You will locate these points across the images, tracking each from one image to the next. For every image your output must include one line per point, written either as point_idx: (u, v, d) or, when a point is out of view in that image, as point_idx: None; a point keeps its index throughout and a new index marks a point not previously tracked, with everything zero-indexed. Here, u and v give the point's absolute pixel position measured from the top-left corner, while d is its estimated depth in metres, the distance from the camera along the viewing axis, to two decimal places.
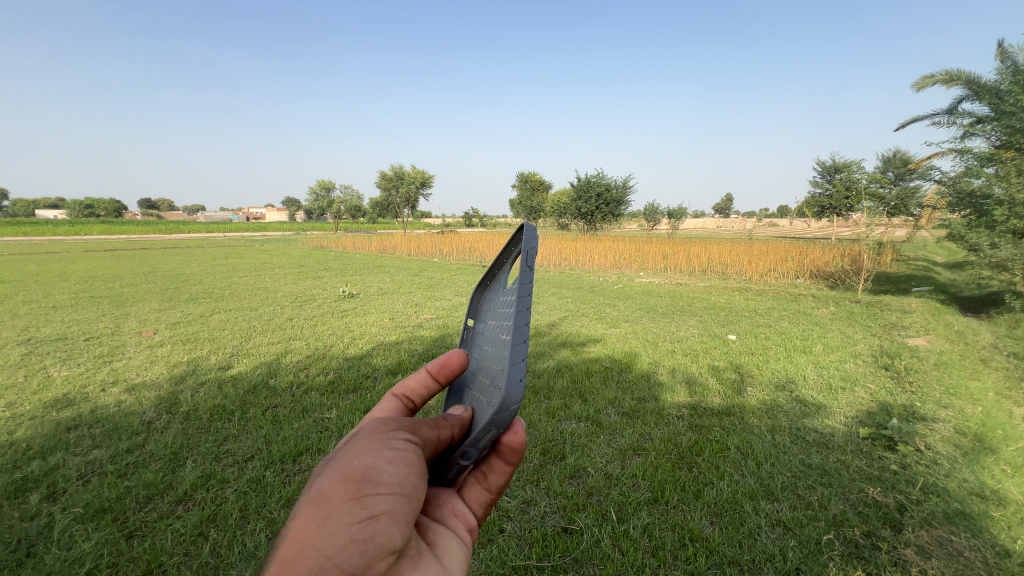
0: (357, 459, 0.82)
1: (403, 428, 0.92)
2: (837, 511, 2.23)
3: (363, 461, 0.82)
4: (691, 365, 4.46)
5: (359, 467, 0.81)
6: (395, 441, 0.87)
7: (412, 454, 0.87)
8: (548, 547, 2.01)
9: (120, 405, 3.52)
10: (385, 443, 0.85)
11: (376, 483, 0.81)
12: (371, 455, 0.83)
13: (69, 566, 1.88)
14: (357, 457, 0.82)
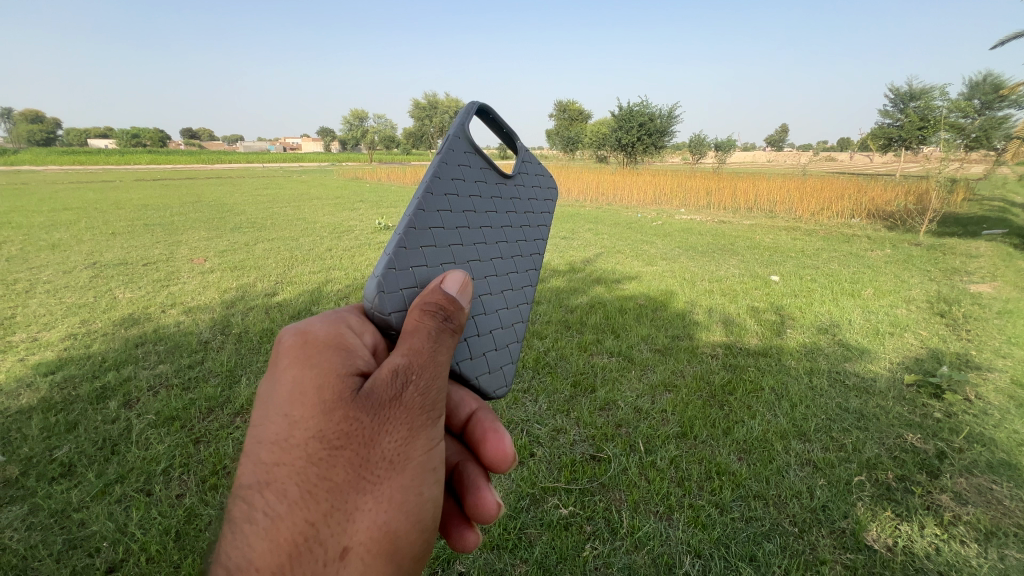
0: (423, 485, 0.73)
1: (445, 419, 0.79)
2: (871, 454, 2.21)
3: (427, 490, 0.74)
4: (729, 305, 4.37)
5: (429, 500, 0.74)
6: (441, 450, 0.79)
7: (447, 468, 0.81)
8: (577, 472, 2.09)
9: (179, 325, 3.80)
10: (435, 454, 0.76)
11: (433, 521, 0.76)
12: (430, 478, 0.74)
13: (149, 463, 2.12)
14: (419, 482, 0.72)
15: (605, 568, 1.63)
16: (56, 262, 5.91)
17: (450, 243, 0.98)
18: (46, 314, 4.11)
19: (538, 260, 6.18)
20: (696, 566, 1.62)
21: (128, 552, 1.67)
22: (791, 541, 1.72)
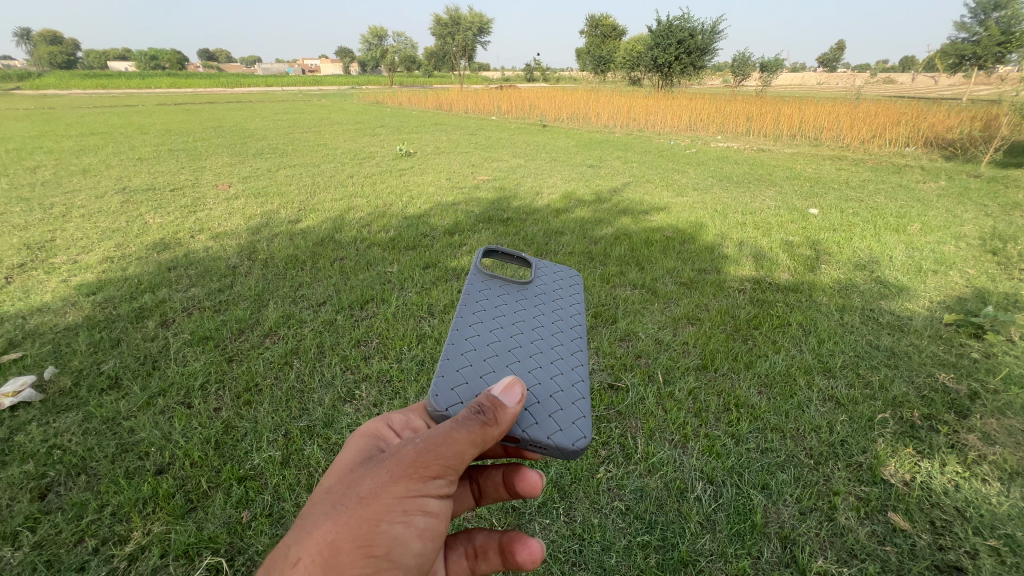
0: (382, 520, 0.86)
1: (431, 484, 0.91)
2: (898, 392, 2.16)
3: (388, 528, 0.86)
4: (761, 238, 4.17)
5: (386, 534, 0.86)
6: (425, 507, 0.90)
7: (428, 524, 0.91)
8: (594, 399, 2.12)
9: (208, 250, 3.88)
10: (411, 507, 0.89)
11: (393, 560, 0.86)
12: (397, 522, 0.87)
13: (187, 378, 2.25)
14: (384, 517, 0.86)
15: (618, 489, 1.68)
16: (88, 187, 6.02)
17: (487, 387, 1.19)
18: (83, 237, 4.25)
19: (563, 189, 5.96)
20: (707, 491, 1.66)
21: (174, 456, 1.81)
22: (805, 473, 1.73)
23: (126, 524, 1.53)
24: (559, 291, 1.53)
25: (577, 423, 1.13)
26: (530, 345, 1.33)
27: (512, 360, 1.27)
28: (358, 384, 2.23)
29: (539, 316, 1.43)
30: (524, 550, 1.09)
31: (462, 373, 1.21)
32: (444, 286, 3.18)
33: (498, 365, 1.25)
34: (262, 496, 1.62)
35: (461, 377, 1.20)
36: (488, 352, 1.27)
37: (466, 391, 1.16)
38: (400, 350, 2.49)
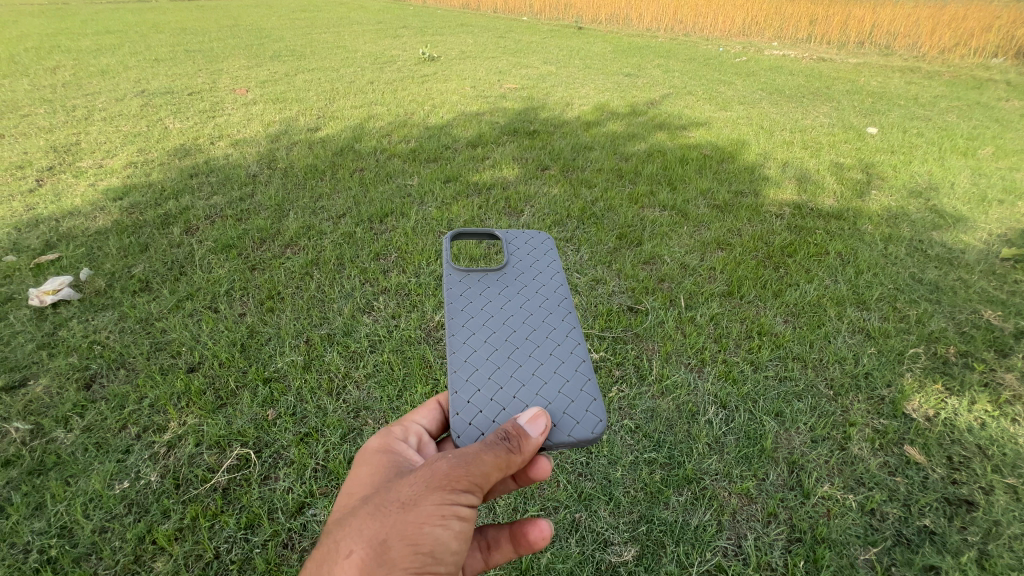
0: (425, 525, 0.87)
1: (469, 494, 0.91)
2: (936, 328, 2.04)
3: (430, 530, 0.87)
4: (808, 159, 3.83)
5: (429, 537, 0.87)
6: (461, 513, 0.91)
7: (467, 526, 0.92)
8: (612, 321, 2.09)
9: (228, 158, 3.81)
10: (450, 511, 0.89)
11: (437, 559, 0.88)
12: (437, 524, 0.88)
13: (213, 284, 2.30)
14: (424, 523, 0.87)
15: (629, 408, 1.69)
16: (108, 89, 5.90)
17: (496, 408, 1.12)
18: (106, 141, 4.22)
19: (595, 100, 5.53)
20: (719, 415, 1.66)
21: (203, 357, 1.90)
22: (822, 403, 1.70)
23: (163, 415, 1.64)
24: (534, 269, 1.42)
25: (590, 412, 1.10)
26: (528, 343, 1.25)
27: (514, 366, 1.19)
28: (376, 297, 2.24)
29: (524, 303, 1.34)
30: (534, 531, 1.06)
31: (474, 401, 1.13)
32: (464, 201, 3.08)
33: (503, 378, 1.17)
34: (285, 397, 1.70)
35: (475, 406, 1.12)
36: (491, 367, 1.19)
37: (483, 419, 1.10)
38: (418, 264, 2.47)
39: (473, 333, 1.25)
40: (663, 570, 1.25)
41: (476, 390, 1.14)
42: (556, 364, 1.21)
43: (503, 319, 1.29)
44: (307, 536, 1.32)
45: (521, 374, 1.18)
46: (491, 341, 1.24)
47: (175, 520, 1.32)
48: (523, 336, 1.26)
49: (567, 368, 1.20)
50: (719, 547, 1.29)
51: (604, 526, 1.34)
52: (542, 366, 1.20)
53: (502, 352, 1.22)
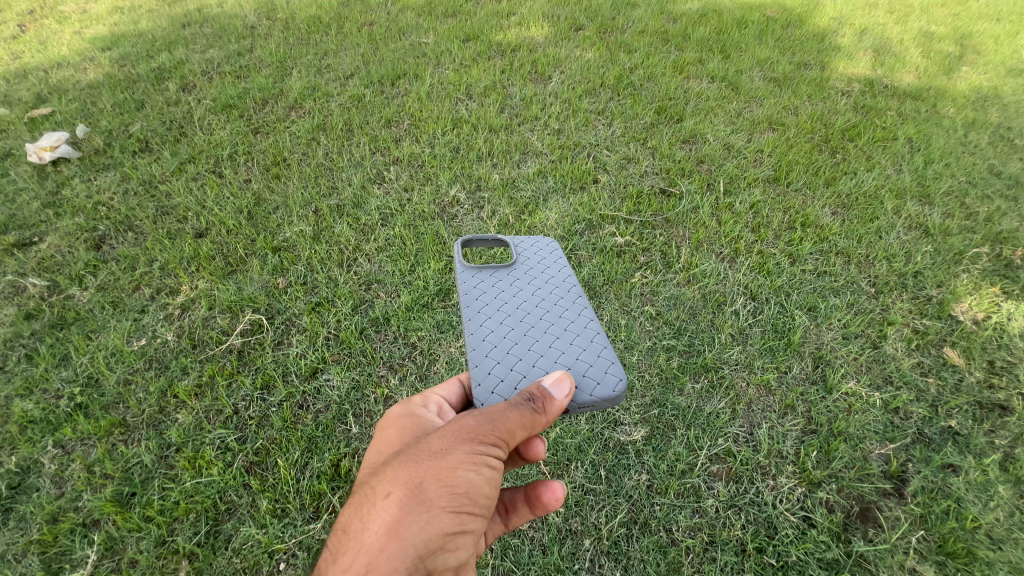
0: (458, 469, 0.75)
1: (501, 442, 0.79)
2: (1005, 227, 1.83)
3: (465, 474, 0.75)
4: (893, 26, 3.23)
5: (463, 483, 0.75)
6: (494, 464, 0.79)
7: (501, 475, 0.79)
8: (641, 204, 1.91)
9: (223, 6, 3.39)
10: (483, 458, 0.77)
11: (475, 503, 0.76)
12: (471, 469, 0.76)
13: (215, 148, 2.15)
14: (456, 468, 0.75)
15: (651, 295, 1.60)
16: None
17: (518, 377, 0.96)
18: None
19: None
20: (748, 307, 1.56)
21: (210, 222, 1.82)
22: (861, 300, 1.58)
23: (174, 278, 1.62)
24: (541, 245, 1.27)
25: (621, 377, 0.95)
26: (547, 311, 1.08)
27: (535, 336, 1.03)
28: (387, 168, 2.07)
29: (540, 275, 1.17)
30: (548, 492, 0.91)
31: (492, 373, 0.96)
32: (485, 64, 2.72)
33: (530, 350, 0.97)
34: (296, 267, 1.65)
35: (495, 377, 0.96)
36: (509, 338, 1.02)
37: (506, 386, 0.94)
38: (432, 134, 2.24)
39: (487, 305, 1.08)
40: (672, 449, 1.23)
41: (496, 365, 0.98)
42: (580, 331, 1.04)
43: (519, 290, 1.12)
44: (321, 399, 1.33)
45: (543, 343, 1.01)
46: (508, 312, 1.07)
47: (193, 377, 1.35)
48: (542, 306, 1.09)
49: (593, 335, 1.03)
50: (731, 432, 1.27)
51: (615, 405, 1.31)
52: (566, 335, 1.03)
53: (520, 323, 1.05)
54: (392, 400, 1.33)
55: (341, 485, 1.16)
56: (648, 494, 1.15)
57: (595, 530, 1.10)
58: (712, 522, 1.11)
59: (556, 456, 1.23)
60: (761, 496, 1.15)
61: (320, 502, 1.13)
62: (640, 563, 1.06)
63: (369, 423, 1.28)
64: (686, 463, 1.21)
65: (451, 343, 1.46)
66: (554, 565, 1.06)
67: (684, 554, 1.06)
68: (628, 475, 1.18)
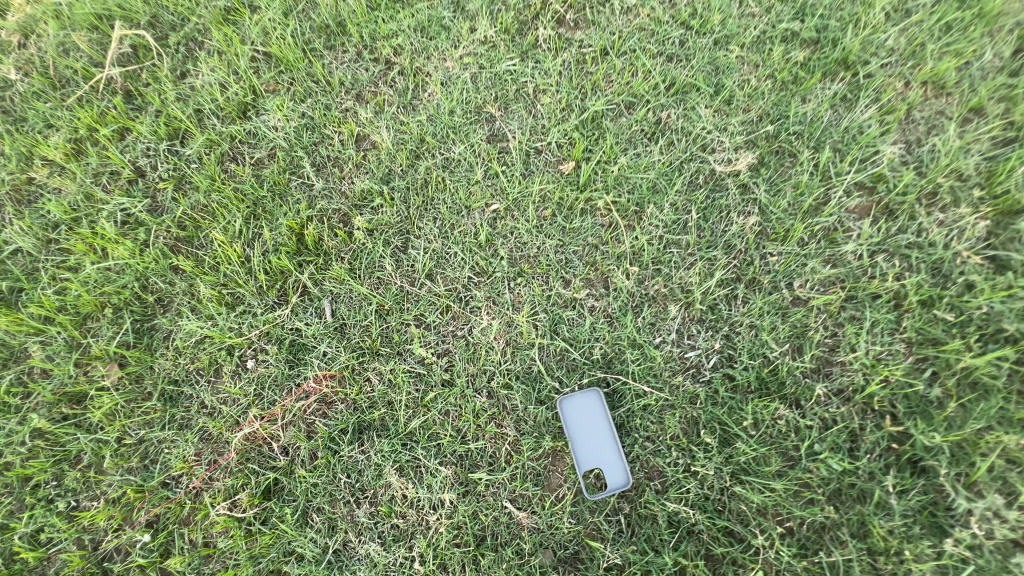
0: None
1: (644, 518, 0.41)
2: None
3: None
4: None
5: None
6: None
7: None
8: None
9: None
10: None
11: None
12: None
13: None
14: None
15: None
16: None
17: (607, 232, 0.80)
18: None
19: None
20: None
21: None
22: None
23: None
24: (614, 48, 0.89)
25: (733, 224, 0.79)
26: (629, 143, 0.85)
27: (620, 176, 0.82)
28: None
29: (618, 88, 0.88)
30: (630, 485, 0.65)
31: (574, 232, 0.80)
32: None
33: (615, 220, 0.81)
34: None
35: (578, 236, 0.80)
36: (587, 185, 0.83)
37: (589, 247, 0.79)
38: None
39: (554, 149, 0.86)
40: (793, 180, 0.82)
41: (578, 220, 0.81)
42: (678, 168, 0.83)
43: (592, 120, 0.87)
44: (260, 148, 0.88)
45: (631, 186, 0.82)
46: (583, 151, 0.84)
47: (64, 130, 0.88)
48: (627, 136, 0.86)
49: (693, 175, 0.83)
50: (882, 152, 0.83)
51: (706, 125, 0.85)
52: (660, 171, 0.82)
53: (600, 162, 0.84)
54: (367, 142, 0.89)
55: (310, 260, 0.80)
56: (756, 245, 0.79)
57: (683, 294, 0.76)
58: (852, 274, 0.76)
59: (619, 201, 0.81)
60: (923, 235, 0.77)
61: (285, 284, 0.79)
62: (749, 329, 0.73)
63: (336, 176, 0.85)
64: (815, 200, 0.81)
65: (446, 54, 0.91)
66: (628, 340, 0.73)
67: (814, 315, 0.73)
68: (725, 220, 0.80)
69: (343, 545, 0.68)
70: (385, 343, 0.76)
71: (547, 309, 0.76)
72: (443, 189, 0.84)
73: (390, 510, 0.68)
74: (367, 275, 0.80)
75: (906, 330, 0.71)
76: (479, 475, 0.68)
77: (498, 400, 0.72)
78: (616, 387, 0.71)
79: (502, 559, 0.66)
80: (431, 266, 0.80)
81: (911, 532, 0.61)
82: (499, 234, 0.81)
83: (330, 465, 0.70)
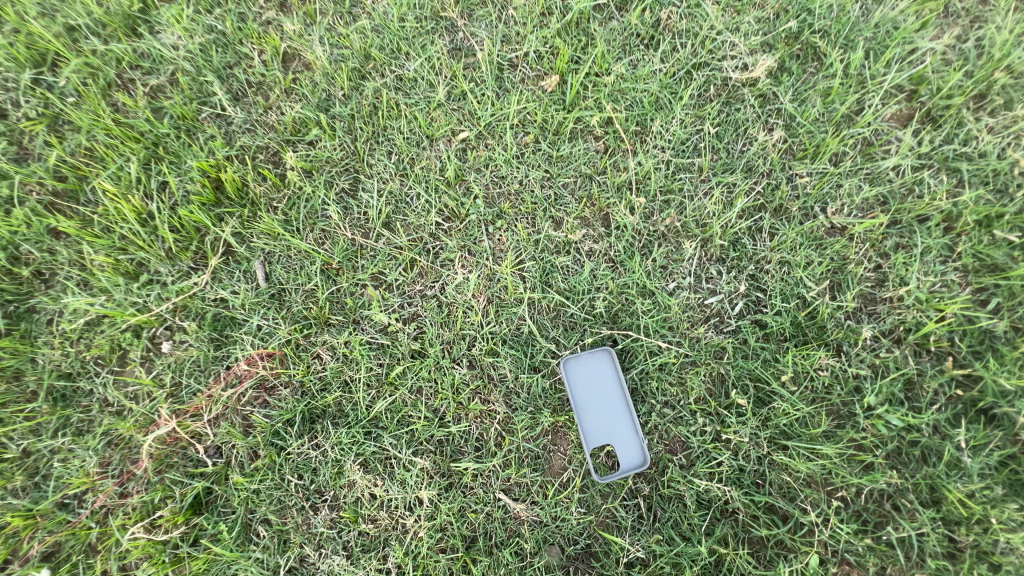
0: None
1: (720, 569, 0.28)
2: None
3: None
4: None
5: None
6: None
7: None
8: None
9: None
10: None
11: None
12: None
13: None
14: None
15: None
16: None
17: (604, 159, 0.65)
18: None
19: None
20: None
21: None
22: None
23: None
24: None
25: (753, 142, 0.65)
26: (621, 52, 0.68)
27: (616, 89, 0.66)
28: None
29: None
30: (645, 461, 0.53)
31: (564, 160, 0.65)
32: None
33: (613, 142, 0.65)
34: None
35: (567, 165, 0.65)
36: (576, 100, 0.67)
37: (581, 179, 0.64)
38: None
39: (530, 62, 0.68)
40: (822, 87, 0.67)
41: (569, 144, 0.65)
42: (686, 79, 0.67)
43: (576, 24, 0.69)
44: (158, 74, 0.68)
45: (631, 102, 0.66)
46: (567, 64, 0.67)
47: None
48: (618, 44, 0.68)
49: (704, 86, 0.67)
50: (924, 49, 0.67)
51: (715, 24, 0.67)
52: (663, 83, 0.66)
53: (588, 77, 0.67)
54: (298, 63, 0.69)
55: (233, 212, 0.63)
56: (782, 166, 0.65)
57: (700, 229, 0.62)
58: (894, 194, 0.63)
59: (616, 119, 0.66)
60: (973, 145, 0.64)
61: (202, 244, 0.62)
62: (780, 267, 0.61)
63: (259, 105, 0.67)
64: (848, 109, 0.66)
65: None
66: (636, 288, 0.60)
67: (855, 245, 0.61)
68: (743, 138, 0.65)
69: (300, 562, 0.54)
70: (336, 310, 0.61)
71: (536, 257, 0.61)
72: (396, 115, 0.66)
73: (356, 515, 0.55)
74: (308, 228, 0.64)
75: (962, 257, 0.60)
76: (464, 465, 0.55)
77: (482, 370, 0.58)
78: (625, 346, 0.58)
79: (499, 563, 0.54)
80: (388, 213, 0.64)
81: (994, 494, 0.52)
82: (472, 168, 0.65)
83: (276, 467, 0.56)
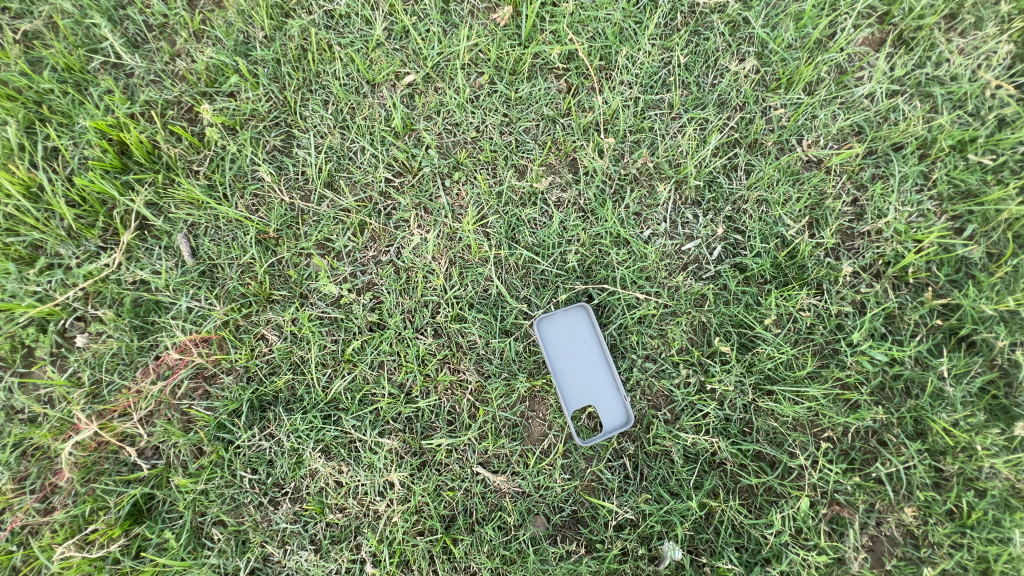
0: None
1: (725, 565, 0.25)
2: None
3: None
4: None
5: None
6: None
7: None
8: None
9: None
10: None
11: None
12: None
13: None
14: None
15: None
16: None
17: (566, 100, 0.59)
18: None
19: None
20: None
21: None
22: None
23: None
24: None
25: (725, 74, 0.60)
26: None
27: (575, 19, 0.59)
28: None
29: None
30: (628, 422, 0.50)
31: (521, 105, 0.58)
32: None
33: (575, 81, 0.59)
34: None
35: (525, 109, 0.58)
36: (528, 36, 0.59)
37: (543, 122, 0.58)
38: None
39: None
40: (793, 11, 0.60)
41: (528, 87, 0.58)
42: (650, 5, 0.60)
43: None
44: (32, 16, 0.56)
45: (590, 35, 0.60)
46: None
47: None
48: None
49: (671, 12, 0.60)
50: None
51: None
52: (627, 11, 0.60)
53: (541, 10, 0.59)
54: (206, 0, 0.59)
55: (144, 180, 0.54)
56: (756, 98, 0.60)
57: (673, 170, 0.58)
58: (869, 122, 0.60)
59: (578, 53, 0.59)
60: (946, 67, 0.60)
61: (111, 219, 0.54)
62: (758, 206, 0.57)
63: (163, 52, 0.57)
64: (822, 33, 0.61)
65: None
66: (610, 238, 0.56)
67: (832, 178, 0.58)
68: (714, 70, 0.60)
69: (263, 562, 0.49)
70: (279, 285, 0.54)
71: (500, 211, 0.56)
72: (329, 58, 0.58)
73: (321, 507, 0.50)
74: (238, 193, 0.55)
75: (937, 184, 0.58)
76: (436, 441, 0.51)
77: (449, 338, 0.53)
78: (602, 301, 0.55)
79: (482, 540, 0.50)
80: (329, 170, 0.56)
81: (978, 420, 0.52)
82: (421, 116, 0.58)
83: (224, 463, 0.50)
